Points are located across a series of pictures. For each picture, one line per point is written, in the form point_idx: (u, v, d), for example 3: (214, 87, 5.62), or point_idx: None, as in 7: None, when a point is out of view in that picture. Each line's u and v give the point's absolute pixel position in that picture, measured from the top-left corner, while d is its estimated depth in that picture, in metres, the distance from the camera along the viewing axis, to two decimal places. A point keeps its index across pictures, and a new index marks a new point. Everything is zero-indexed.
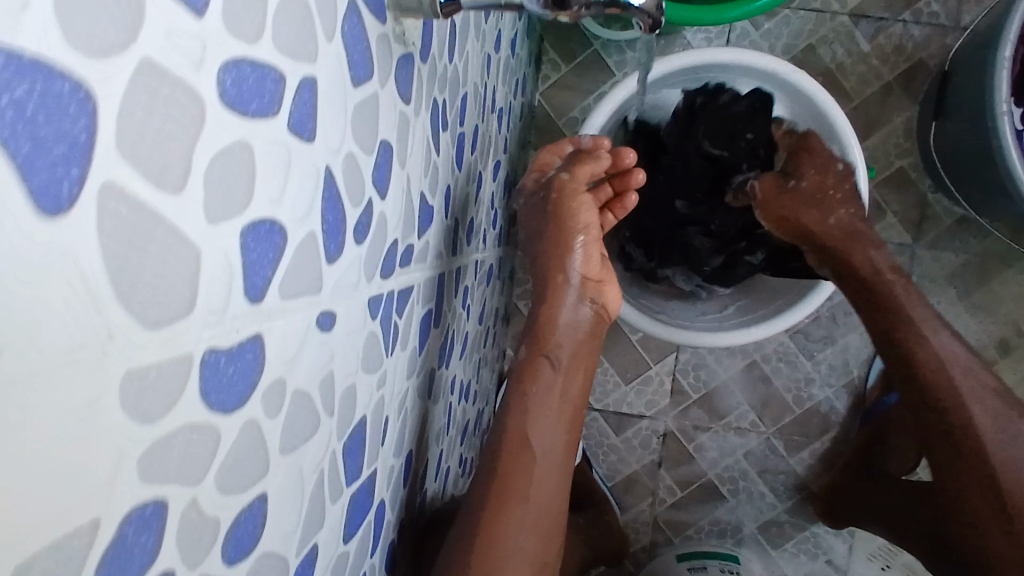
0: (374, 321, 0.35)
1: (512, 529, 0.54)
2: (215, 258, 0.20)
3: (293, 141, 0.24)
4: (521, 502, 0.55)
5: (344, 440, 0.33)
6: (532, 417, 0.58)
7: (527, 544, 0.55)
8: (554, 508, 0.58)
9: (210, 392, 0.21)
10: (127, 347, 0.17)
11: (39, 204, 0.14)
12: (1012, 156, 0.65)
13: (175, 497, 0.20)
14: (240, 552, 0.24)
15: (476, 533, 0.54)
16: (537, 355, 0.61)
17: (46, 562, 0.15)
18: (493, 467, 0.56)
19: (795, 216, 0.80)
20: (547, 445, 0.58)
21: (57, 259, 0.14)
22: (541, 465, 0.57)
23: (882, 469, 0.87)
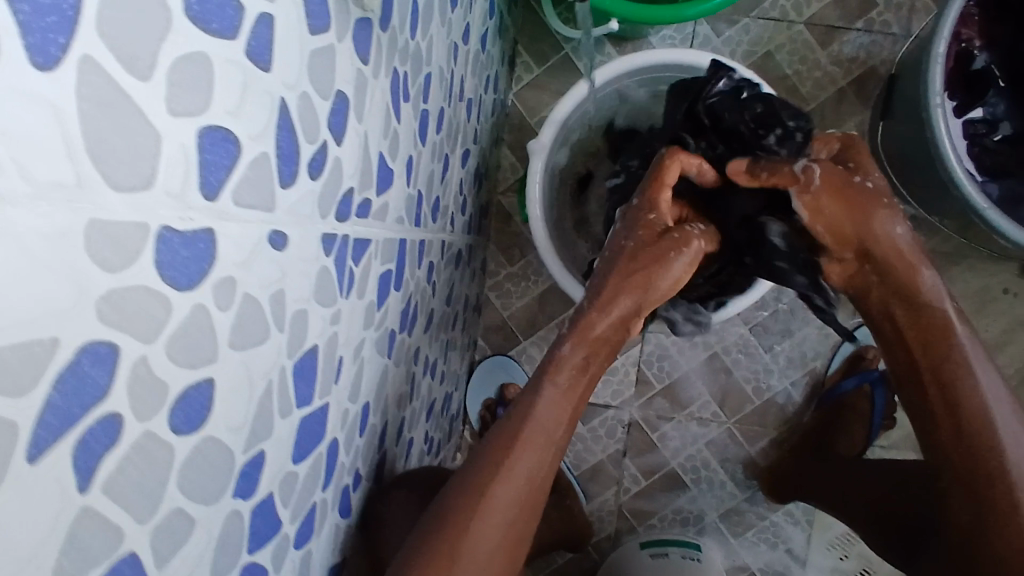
0: (327, 257, 0.38)
1: (497, 502, 0.55)
2: (174, 148, 0.24)
3: (250, 66, 0.28)
4: (512, 480, 0.56)
5: (296, 360, 0.36)
6: (550, 410, 0.59)
7: (509, 518, 0.56)
8: (539, 493, 0.58)
9: (163, 265, 0.24)
10: (94, 199, 0.21)
11: (33, 57, 0.18)
12: (946, 149, 0.70)
13: (126, 346, 0.23)
14: (188, 425, 0.28)
15: (471, 497, 0.55)
16: (573, 349, 0.61)
17: (13, 357, 0.19)
18: (502, 446, 0.57)
19: (855, 225, 0.59)
20: (555, 436, 0.59)
21: (42, 106, 0.19)
22: (542, 453, 0.58)
23: (830, 446, 0.93)
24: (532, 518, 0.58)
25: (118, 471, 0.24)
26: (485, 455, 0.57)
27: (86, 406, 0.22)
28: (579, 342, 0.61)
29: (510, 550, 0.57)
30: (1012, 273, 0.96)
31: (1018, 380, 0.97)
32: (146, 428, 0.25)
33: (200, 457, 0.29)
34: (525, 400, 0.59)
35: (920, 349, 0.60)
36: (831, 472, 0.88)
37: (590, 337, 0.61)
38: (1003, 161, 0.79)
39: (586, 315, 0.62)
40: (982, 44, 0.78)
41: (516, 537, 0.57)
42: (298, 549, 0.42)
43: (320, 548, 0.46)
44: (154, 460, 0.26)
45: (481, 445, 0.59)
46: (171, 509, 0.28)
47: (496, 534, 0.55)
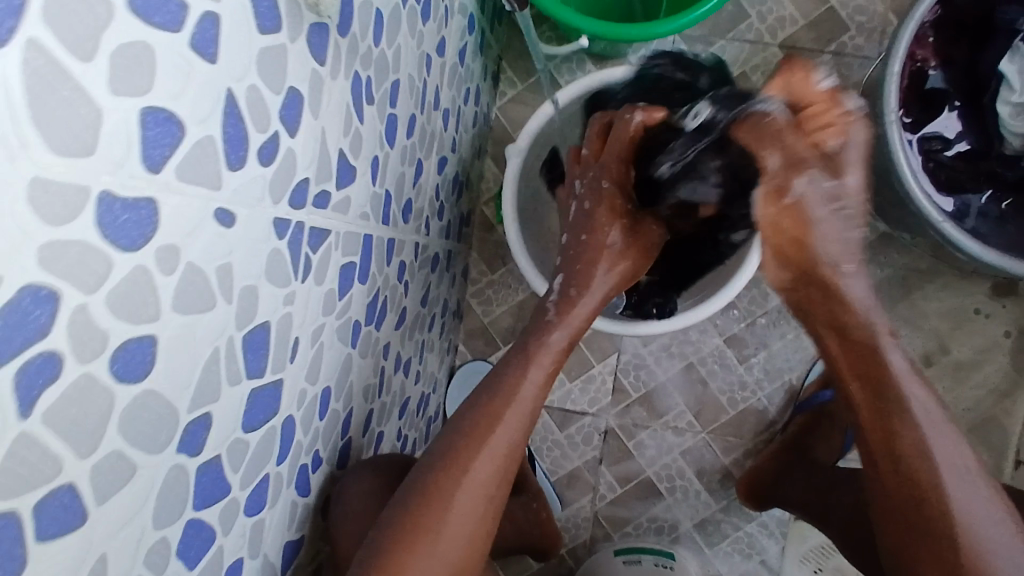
0: (279, 240, 0.41)
1: (476, 474, 0.61)
2: (117, 123, 0.27)
3: (194, 56, 0.31)
4: (492, 452, 0.62)
5: (244, 333, 0.39)
6: (526, 384, 0.66)
7: (489, 489, 0.61)
8: (515, 467, 0.64)
9: (106, 225, 0.27)
10: (37, 157, 0.23)
11: None
12: (898, 157, 0.76)
13: (69, 294, 0.26)
14: (130, 376, 0.30)
15: (447, 471, 0.60)
16: (551, 330, 0.69)
17: None
18: (479, 419, 0.63)
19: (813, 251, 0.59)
20: (530, 412, 0.65)
21: None
22: (519, 425, 0.64)
23: (812, 456, 0.92)
24: (510, 486, 0.64)
25: (59, 406, 0.27)
26: (462, 432, 0.63)
27: (24, 343, 0.24)
28: (561, 319, 0.70)
29: (490, 519, 0.62)
30: (985, 293, 0.99)
31: (994, 400, 0.98)
32: (88, 372, 0.28)
33: (141, 409, 0.32)
34: (508, 377, 0.66)
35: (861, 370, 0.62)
36: (815, 488, 0.86)
37: (572, 319, 0.70)
38: (956, 175, 0.86)
39: (570, 297, 0.71)
40: (936, 64, 0.84)
41: (497, 507, 0.62)
42: (249, 516, 0.44)
43: (274, 520, 0.48)
44: (96, 403, 0.29)
45: (455, 419, 0.64)
46: (110, 452, 0.30)
47: (478, 504, 0.60)
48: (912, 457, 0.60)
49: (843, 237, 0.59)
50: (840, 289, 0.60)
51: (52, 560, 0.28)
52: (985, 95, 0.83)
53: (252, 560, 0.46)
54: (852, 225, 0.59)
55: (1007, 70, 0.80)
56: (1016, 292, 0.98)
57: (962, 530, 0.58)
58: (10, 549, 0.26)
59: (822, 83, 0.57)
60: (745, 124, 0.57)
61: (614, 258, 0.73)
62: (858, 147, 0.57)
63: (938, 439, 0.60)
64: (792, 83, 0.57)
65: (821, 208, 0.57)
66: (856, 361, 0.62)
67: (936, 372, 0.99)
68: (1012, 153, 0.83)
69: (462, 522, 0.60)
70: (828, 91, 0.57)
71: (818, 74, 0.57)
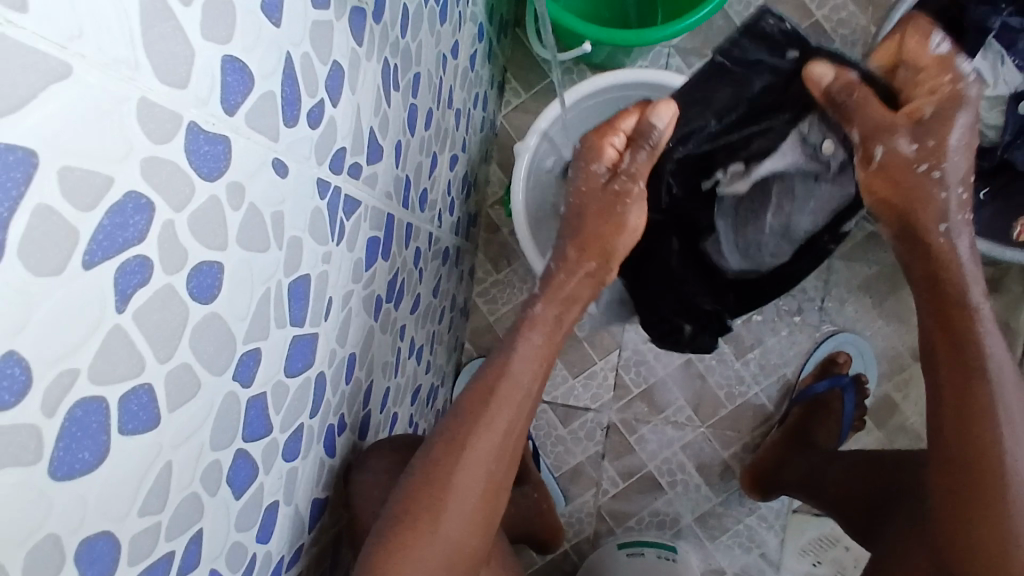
0: (321, 199, 0.45)
1: (474, 453, 0.60)
2: (204, 64, 0.31)
3: (263, 17, 0.35)
4: (490, 430, 0.61)
5: (290, 281, 0.43)
6: (523, 363, 0.65)
7: (488, 468, 0.61)
8: (518, 445, 0.64)
9: (191, 153, 0.31)
10: (143, 80, 0.28)
11: None
12: None
13: (159, 207, 0.30)
14: (202, 296, 0.34)
15: (449, 450, 0.60)
16: (546, 306, 0.68)
17: (80, 174, 0.25)
18: (477, 399, 0.62)
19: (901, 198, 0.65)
20: (529, 391, 0.64)
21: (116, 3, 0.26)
22: (517, 403, 0.63)
23: (812, 441, 0.96)
24: (511, 464, 0.63)
25: (146, 308, 0.30)
26: (460, 412, 0.62)
27: (124, 244, 0.28)
28: (549, 301, 0.69)
29: (490, 496, 0.61)
30: None
31: None
32: (170, 283, 0.31)
33: (207, 330, 0.35)
34: (500, 355, 0.65)
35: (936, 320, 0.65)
36: (818, 468, 0.91)
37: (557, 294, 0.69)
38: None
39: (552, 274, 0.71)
40: None
41: (496, 485, 0.62)
42: (286, 462, 0.47)
43: (306, 471, 0.51)
44: (174, 313, 0.32)
45: (457, 400, 0.64)
46: (183, 364, 0.34)
47: (477, 483, 0.60)
48: (984, 430, 0.61)
49: (938, 201, 0.64)
50: (940, 249, 0.65)
51: (130, 455, 0.31)
52: None
53: (287, 507, 0.49)
54: (953, 185, 0.65)
55: (982, 64, 0.89)
56: (997, 289, 1.05)
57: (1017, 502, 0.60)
58: (98, 434, 0.29)
59: (942, 46, 0.63)
60: (821, 90, 0.67)
61: (626, 229, 0.71)
62: (965, 114, 0.63)
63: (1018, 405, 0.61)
64: (906, 46, 0.65)
65: (910, 178, 0.65)
66: (947, 327, 0.64)
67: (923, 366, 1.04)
68: (988, 144, 0.90)
69: (469, 501, 0.60)
70: (942, 56, 0.63)
71: (938, 40, 0.63)
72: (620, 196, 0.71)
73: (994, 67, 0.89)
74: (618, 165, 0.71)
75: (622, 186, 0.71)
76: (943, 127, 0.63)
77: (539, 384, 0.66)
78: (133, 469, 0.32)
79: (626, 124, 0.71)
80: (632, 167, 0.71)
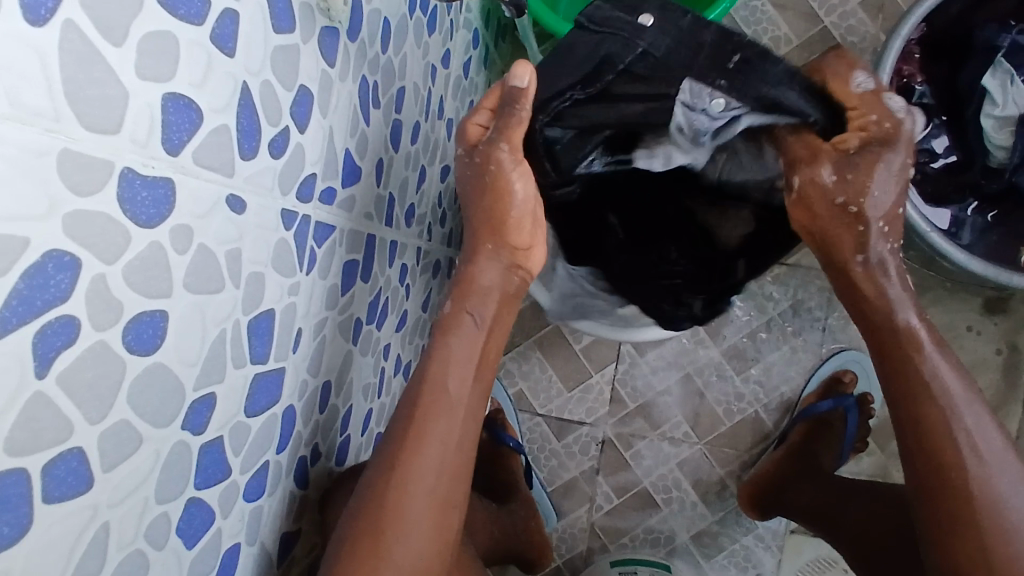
0: (286, 230, 0.43)
1: (411, 472, 0.56)
2: (141, 104, 0.29)
3: (214, 49, 0.33)
4: (424, 447, 0.57)
5: (251, 318, 0.41)
6: (452, 367, 0.60)
7: (430, 484, 0.57)
8: (466, 457, 0.60)
9: (126, 202, 0.29)
10: (68, 131, 0.26)
11: (27, 14, 0.23)
12: None
13: (87, 262, 0.28)
14: (142, 348, 0.32)
15: (386, 474, 0.56)
16: (461, 309, 0.63)
17: None
18: (406, 414, 0.58)
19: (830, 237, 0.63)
20: (462, 397, 0.60)
21: (33, 54, 0.24)
22: (453, 413, 0.59)
23: (817, 462, 0.93)
24: (457, 478, 0.59)
25: (74, 369, 0.28)
26: (392, 432, 0.58)
27: (45, 305, 0.26)
28: (460, 303, 0.63)
29: (439, 516, 0.58)
30: (976, 311, 1.02)
31: None
32: (102, 338, 0.30)
33: (150, 380, 0.33)
34: (423, 364, 0.61)
35: (880, 348, 0.64)
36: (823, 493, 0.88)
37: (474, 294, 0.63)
38: (941, 186, 0.90)
39: (464, 275, 0.64)
40: (922, 80, 0.89)
41: (444, 503, 0.58)
42: (247, 501, 0.45)
43: (272, 507, 0.49)
44: (107, 369, 0.30)
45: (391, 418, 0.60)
46: (119, 421, 0.32)
47: (423, 504, 0.56)
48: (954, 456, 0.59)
49: (856, 232, 0.62)
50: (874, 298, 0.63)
51: (60, 520, 0.30)
52: (967, 109, 0.87)
53: (250, 547, 0.47)
54: (875, 219, 0.61)
55: (990, 84, 0.85)
56: (1006, 309, 1.02)
57: (1006, 531, 0.58)
58: (18, 506, 0.27)
59: (867, 82, 0.58)
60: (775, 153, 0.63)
61: (511, 196, 0.61)
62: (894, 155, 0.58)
63: (976, 423, 0.60)
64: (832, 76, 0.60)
65: (832, 214, 0.61)
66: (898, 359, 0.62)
67: None
68: (994, 166, 0.87)
69: (413, 525, 0.56)
70: (872, 91, 0.58)
71: (860, 78, 0.59)
72: (485, 167, 0.60)
73: (1004, 86, 0.84)
74: (478, 141, 0.60)
75: (483, 156, 0.59)
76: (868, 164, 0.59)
77: (477, 390, 0.62)
78: (63, 535, 0.30)
79: (490, 101, 0.59)
80: (496, 134, 0.58)
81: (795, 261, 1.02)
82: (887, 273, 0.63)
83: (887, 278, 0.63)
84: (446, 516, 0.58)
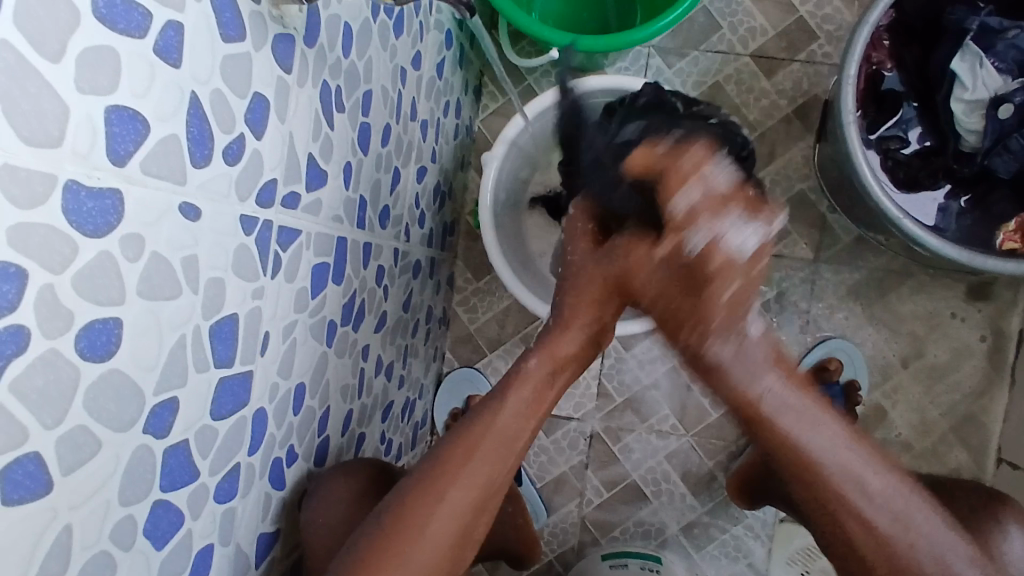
0: (246, 236, 0.44)
1: (446, 505, 0.58)
2: (82, 116, 0.30)
3: (157, 60, 0.34)
4: (465, 484, 0.59)
5: (212, 323, 0.42)
6: (509, 414, 0.62)
7: (460, 521, 0.58)
8: (495, 502, 0.61)
9: (71, 213, 0.30)
10: (6, 146, 0.26)
11: None
12: (853, 149, 0.81)
13: (33, 272, 0.29)
14: (95, 354, 0.33)
15: (421, 500, 0.58)
16: (544, 364, 0.66)
17: None
18: (453, 449, 0.60)
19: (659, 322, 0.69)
20: (518, 438, 0.62)
21: None
22: (497, 458, 0.60)
23: None
24: (485, 519, 0.60)
25: (25, 377, 0.29)
26: (437, 460, 0.60)
27: None
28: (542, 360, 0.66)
29: (457, 550, 0.58)
30: (960, 298, 1.02)
31: (972, 401, 1.02)
32: (52, 346, 0.30)
33: (106, 386, 0.34)
34: (489, 403, 0.63)
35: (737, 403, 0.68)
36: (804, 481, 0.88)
37: (553, 357, 0.67)
38: (912, 172, 0.91)
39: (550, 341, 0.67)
40: (892, 66, 0.89)
41: (464, 540, 0.58)
42: (218, 503, 0.46)
43: (246, 509, 0.50)
44: (61, 375, 0.31)
45: (433, 447, 0.62)
46: (76, 426, 0.33)
47: (445, 537, 0.57)
48: (823, 480, 0.66)
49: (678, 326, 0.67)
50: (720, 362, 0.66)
51: (19, 524, 0.30)
52: (937, 94, 0.88)
53: (223, 547, 0.48)
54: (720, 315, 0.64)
55: (959, 68, 0.85)
56: (989, 295, 1.02)
57: (886, 532, 0.65)
58: None
59: (682, 204, 0.60)
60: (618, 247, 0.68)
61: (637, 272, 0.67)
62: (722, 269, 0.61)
63: (834, 448, 0.67)
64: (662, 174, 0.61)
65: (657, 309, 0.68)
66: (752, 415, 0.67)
67: (913, 373, 1.03)
68: (968, 150, 0.87)
69: (433, 553, 0.57)
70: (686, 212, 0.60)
71: (683, 194, 0.60)
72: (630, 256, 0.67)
73: (973, 69, 0.84)
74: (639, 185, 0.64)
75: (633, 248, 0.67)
76: (670, 287, 0.65)
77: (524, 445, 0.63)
78: (22, 537, 0.31)
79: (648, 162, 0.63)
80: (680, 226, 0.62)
81: (777, 253, 1.04)
82: (724, 354, 0.66)
83: (726, 355, 0.66)
84: (464, 551, 0.59)
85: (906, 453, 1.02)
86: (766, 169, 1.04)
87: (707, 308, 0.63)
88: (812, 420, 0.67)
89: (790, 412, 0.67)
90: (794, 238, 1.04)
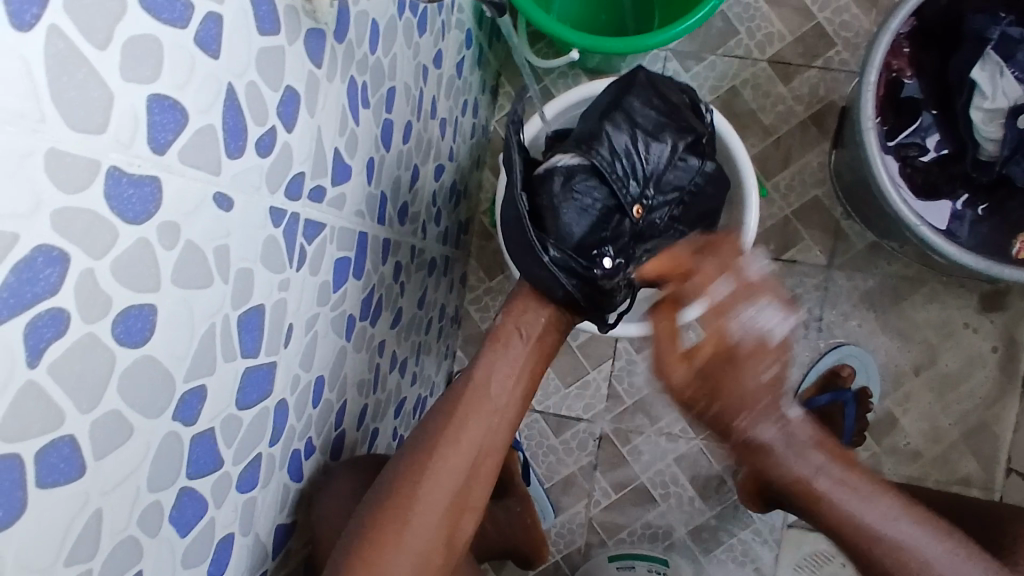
0: (275, 228, 0.44)
1: (441, 464, 0.62)
2: (126, 105, 0.30)
3: (197, 51, 0.34)
4: (459, 443, 0.63)
5: (240, 313, 0.42)
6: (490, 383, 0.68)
7: (456, 482, 0.62)
8: (488, 471, 0.64)
9: (113, 199, 0.30)
10: (53, 132, 0.27)
11: (16, 18, 0.25)
12: (871, 152, 0.81)
13: (75, 257, 0.29)
14: (131, 340, 0.33)
15: (419, 461, 0.62)
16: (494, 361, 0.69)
17: None
18: (449, 409, 0.65)
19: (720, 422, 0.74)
20: (501, 405, 0.67)
21: (17, 56, 0.25)
22: (490, 417, 0.66)
23: None
24: (482, 484, 0.64)
25: (63, 360, 0.29)
26: (432, 425, 0.65)
27: (35, 298, 0.27)
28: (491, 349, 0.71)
29: (455, 514, 0.61)
30: (973, 307, 1.02)
31: (983, 411, 1.02)
32: (91, 331, 0.31)
33: (139, 373, 0.34)
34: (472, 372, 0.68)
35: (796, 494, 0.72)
36: None
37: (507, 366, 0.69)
38: (932, 179, 0.91)
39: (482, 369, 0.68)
40: (911, 74, 0.90)
41: (462, 504, 0.62)
42: (240, 492, 0.47)
43: (266, 499, 0.51)
44: (98, 361, 0.31)
45: (429, 414, 0.66)
46: (110, 411, 0.33)
47: (441, 501, 0.60)
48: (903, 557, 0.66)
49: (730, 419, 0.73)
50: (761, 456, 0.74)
51: (53, 507, 0.31)
52: (957, 102, 0.88)
53: (244, 537, 0.48)
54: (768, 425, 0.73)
55: (980, 76, 0.85)
56: (1002, 305, 1.02)
57: None
58: (12, 490, 0.28)
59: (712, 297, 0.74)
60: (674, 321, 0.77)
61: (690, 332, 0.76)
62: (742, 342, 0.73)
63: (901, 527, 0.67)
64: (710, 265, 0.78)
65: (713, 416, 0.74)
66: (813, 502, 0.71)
67: (923, 382, 1.03)
68: (986, 159, 0.87)
69: (431, 513, 0.60)
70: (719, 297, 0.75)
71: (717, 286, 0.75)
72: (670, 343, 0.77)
73: (992, 78, 0.85)
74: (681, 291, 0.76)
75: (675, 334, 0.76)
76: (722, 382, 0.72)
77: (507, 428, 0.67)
78: (56, 520, 0.31)
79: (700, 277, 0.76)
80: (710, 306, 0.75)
81: (791, 259, 1.04)
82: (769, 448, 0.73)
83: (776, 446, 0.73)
84: (462, 514, 0.62)
85: (916, 461, 1.02)
86: (781, 174, 1.04)
87: (747, 395, 0.72)
88: (855, 486, 0.70)
89: (836, 483, 0.71)
90: (808, 244, 1.04)
